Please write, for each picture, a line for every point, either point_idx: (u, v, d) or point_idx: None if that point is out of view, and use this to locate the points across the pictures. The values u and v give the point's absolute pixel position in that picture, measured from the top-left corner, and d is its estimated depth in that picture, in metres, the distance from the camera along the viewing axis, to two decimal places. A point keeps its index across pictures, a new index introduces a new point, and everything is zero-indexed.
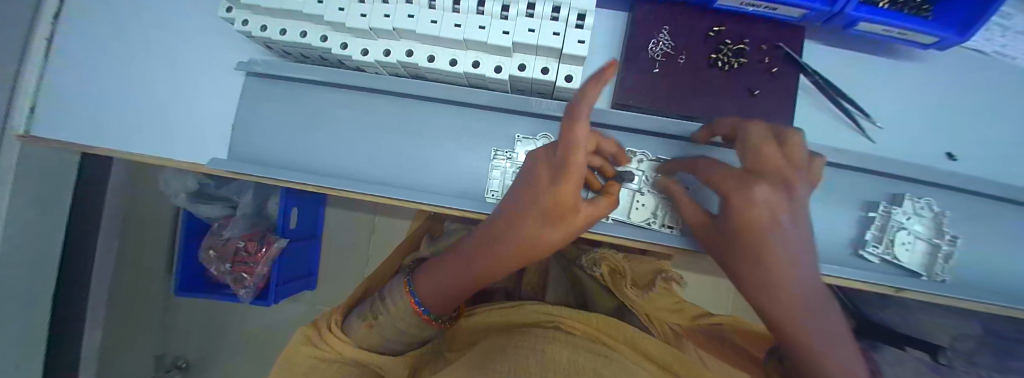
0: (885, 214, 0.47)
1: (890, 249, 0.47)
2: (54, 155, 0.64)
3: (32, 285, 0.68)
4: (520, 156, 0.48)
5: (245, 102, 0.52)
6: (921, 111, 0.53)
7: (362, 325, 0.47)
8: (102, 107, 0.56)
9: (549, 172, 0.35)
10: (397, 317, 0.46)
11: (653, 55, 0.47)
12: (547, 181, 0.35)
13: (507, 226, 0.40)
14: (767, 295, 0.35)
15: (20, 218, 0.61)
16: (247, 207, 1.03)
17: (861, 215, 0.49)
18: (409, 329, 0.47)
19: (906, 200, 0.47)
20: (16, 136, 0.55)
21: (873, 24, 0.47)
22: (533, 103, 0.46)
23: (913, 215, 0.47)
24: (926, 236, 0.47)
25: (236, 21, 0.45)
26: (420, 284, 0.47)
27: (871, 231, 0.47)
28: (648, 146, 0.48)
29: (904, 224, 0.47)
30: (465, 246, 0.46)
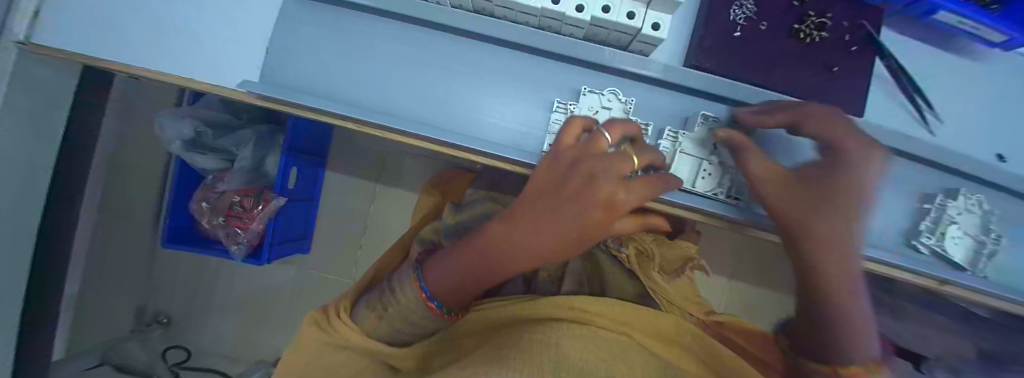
0: (940, 207, 0.47)
1: (941, 241, 0.47)
2: (51, 68, 0.59)
3: (19, 213, 0.63)
4: (584, 111, 0.45)
5: (285, 24, 0.47)
6: (981, 111, 0.53)
7: (372, 316, 0.42)
8: (106, 13, 0.49)
9: (582, 169, 0.34)
10: (407, 308, 0.42)
11: (735, 18, 0.44)
12: (580, 179, 0.34)
13: (536, 216, 0.35)
14: (815, 241, 0.35)
15: (11, 134, 0.56)
16: (246, 162, 0.96)
17: (914, 207, 0.48)
18: (422, 321, 0.43)
19: (961, 195, 0.47)
20: (17, 44, 0.50)
21: (952, 15, 0.46)
22: (606, 54, 0.43)
23: (964, 210, 0.47)
24: (974, 232, 0.47)
25: None
26: (429, 277, 0.42)
27: (925, 222, 0.47)
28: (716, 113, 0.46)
29: (955, 218, 0.47)
30: (481, 239, 0.40)
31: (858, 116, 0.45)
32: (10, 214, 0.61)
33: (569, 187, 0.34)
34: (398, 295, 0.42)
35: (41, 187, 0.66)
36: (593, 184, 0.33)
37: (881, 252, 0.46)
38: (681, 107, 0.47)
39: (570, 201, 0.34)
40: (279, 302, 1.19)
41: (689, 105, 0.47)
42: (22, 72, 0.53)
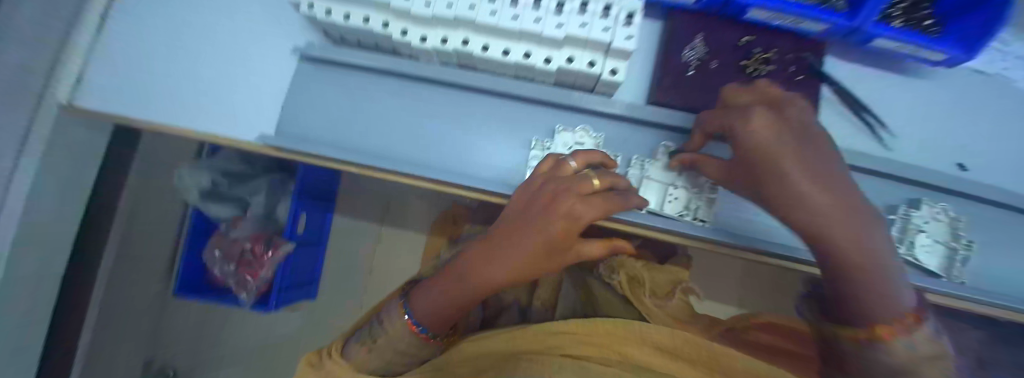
0: (905, 218, 0.50)
1: (912, 250, 0.49)
2: (88, 128, 0.67)
3: (44, 259, 0.69)
4: (556, 147, 0.50)
5: (297, 85, 0.54)
6: (933, 124, 0.57)
7: (362, 349, 0.45)
8: (144, 82, 0.58)
9: (548, 191, 0.38)
10: (395, 339, 0.45)
11: (687, 59, 0.50)
12: (546, 198, 0.38)
13: (509, 232, 0.40)
14: (810, 220, 0.31)
15: (46, 187, 0.62)
16: (258, 209, 1.04)
17: (882, 218, 0.51)
18: (409, 351, 0.47)
19: (924, 204, 0.49)
20: (57, 106, 0.58)
21: (889, 40, 0.51)
22: (575, 97, 0.49)
23: (931, 219, 0.49)
24: (945, 239, 0.49)
25: (300, 5, 0.48)
26: (414, 303, 0.44)
27: (891, 233, 0.50)
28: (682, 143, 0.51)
29: (922, 227, 0.49)
30: (461, 259, 0.43)
31: None
32: (36, 260, 0.67)
33: (537, 204, 0.39)
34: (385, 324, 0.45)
35: (67, 234, 0.73)
36: (556, 200, 0.37)
37: None
38: (651, 139, 0.51)
39: (539, 213, 0.38)
40: (290, 348, 1.20)
41: (655, 136, 0.51)
42: (63, 133, 0.62)
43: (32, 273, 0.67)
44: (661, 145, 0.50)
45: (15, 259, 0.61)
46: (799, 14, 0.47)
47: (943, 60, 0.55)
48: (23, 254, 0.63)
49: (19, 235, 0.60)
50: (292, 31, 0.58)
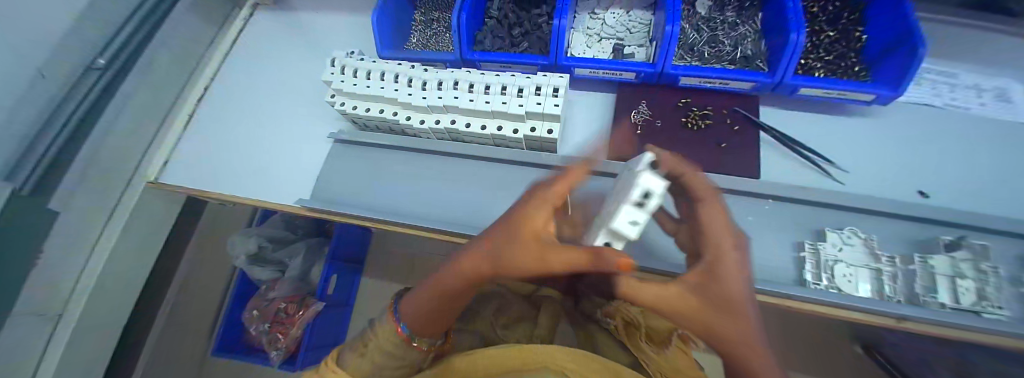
0: (816, 251, 0.52)
1: (833, 282, 0.51)
2: (162, 199, 0.86)
3: (115, 307, 0.84)
4: None
5: (328, 160, 0.70)
6: (886, 155, 0.61)
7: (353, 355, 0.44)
8: (211, 163, 0.78)
9: (521, 236, 0.35)
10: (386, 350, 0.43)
11: (634, 121, 0.61)
12: (523, 250, 0.34)
13: (487, 260, 0.38)
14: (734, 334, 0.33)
15: (124, 246, 0.79)
16: (295, 271, 1.16)
17: (795, 255, 0.53)
18: (396, 353, 0.44)
19: (828, 234, 0.52)
20: (147, 181, 0.80)
21: (812, 88, 0.58)
22: (544, 157, 0.60)
23: (844, 245, 0.52)
24: (867, 262, 0.52)
25: (335, 104, 0.65)
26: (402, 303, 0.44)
27: (809, 269, 0.51)
28: None
29: (838, 256, 0.51)
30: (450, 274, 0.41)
31: (755, 177, 0.56)
32: (108, 308, 0.82)
33: (511, 245, 0.35)
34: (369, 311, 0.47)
35: (136, 283, 0.89)
36: (535, 249, 0.34)
37: (825, 290, 0.49)
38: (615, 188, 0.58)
39: (514, 257, 0.35)
40: None
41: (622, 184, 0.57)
42: (144, 203, 0.81)
43: (104, 319, 0.81)
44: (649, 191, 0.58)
45: (92, 305, 0.76)
46: (721, 78, 0.57)
47: (874, 99, 0.58)
48: (99, 302, 0.78)
49: (97, 284, 0.75)
50: (329, 121, 0.77)
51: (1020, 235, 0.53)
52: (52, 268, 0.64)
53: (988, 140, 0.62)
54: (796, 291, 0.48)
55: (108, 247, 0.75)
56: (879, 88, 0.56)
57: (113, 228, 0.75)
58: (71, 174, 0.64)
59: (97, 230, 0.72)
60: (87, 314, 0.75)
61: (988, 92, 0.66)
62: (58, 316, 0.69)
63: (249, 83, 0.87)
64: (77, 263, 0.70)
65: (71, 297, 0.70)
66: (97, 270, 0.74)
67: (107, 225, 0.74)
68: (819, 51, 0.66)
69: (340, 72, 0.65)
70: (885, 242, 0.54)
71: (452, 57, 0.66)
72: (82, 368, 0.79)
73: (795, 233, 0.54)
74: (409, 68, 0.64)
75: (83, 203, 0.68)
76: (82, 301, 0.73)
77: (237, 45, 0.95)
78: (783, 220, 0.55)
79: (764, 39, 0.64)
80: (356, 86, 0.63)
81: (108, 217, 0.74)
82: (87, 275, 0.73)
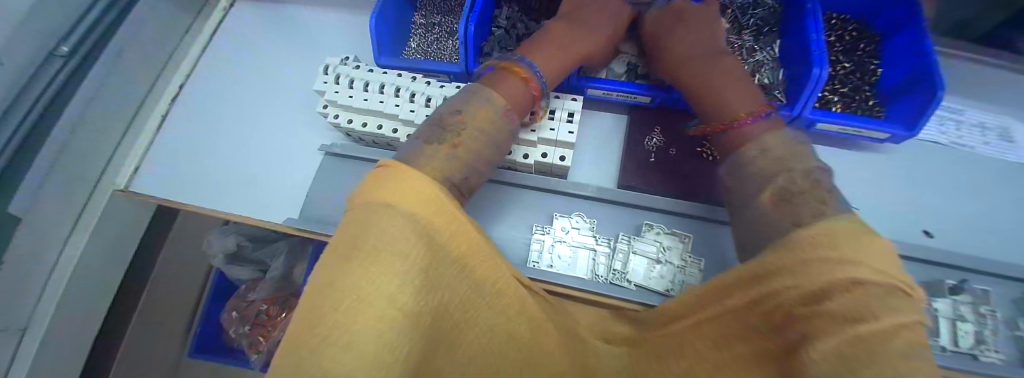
0: None
1: None
2: (131, 202, 0.79)
3: (86, 319, 0.77)
4: (554, 230, 0.55)
5: (319, 173, 0.65)
6: (894, 191, 0.61)
7: None
8: (188, 170, 0.71)
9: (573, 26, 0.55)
10: None
11: (648, 148, 0.59)
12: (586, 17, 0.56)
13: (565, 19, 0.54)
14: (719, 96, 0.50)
15: (94, 255, 0.73)
16: (276, 271, 1.07)
17: None
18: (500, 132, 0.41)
19: None
20: (114, 189, 0.72)
21: (828, 124, 0.57)
22: (553, 182, 0.57)
23: None
24: None
25: (329, 115, 0.60)
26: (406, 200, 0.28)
27: None
28: (664, 223, 0.54)
29: None
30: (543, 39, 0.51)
31: None
32: (80, 320, 0.75)
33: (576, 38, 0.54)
34: (479, 106, 0.39)
35: (106, 293, 0.82)
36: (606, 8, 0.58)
37: None
38: (631, 220, 0.55)
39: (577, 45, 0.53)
40: None
41: (637, 215, 0.55)
42: (112, 210, 0.74)
43: (73, 331, 0.75)
44: (654, 227, 0.53)
45: (61, 319, 0.70)
46: None
47: (888, 137, 0.57)
48: (67, 315, 0.72)
49: (67, 297, 0.69)
50: (320, 129, 0.71)
51: (1018, 279, 0.54)
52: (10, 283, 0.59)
53: (988, 179, 0.63)
54: None
55: (74, 257, 0.68)
56: (893, 127, 0.55)
57: (78, 238, 0.68)
58: (28, 182, 0.58)
59: (61, 237, 0.66)
60: (55, 329, 0.69)
61: (993, 130, 0.67)
62: (19, 332, 0.63)
63: (232, 81, 0.80)
64: (39, 276, 0.64)
65: (34, 314, 0.64)
66: (65, 283, 0.68)
67: (73, 234, 0.68)
68: (836, 82, 0.64)
69: (333, 81, 0.61)
70: None
71: (458, 69, 0.62)
72: None
73: None
74: (410, 80, 0.60)
75: (42, 212, 0.61)
76: (49, 317, 0.67)
77: (218, 35, 0.86)
78: None
79: (782, 68, 0.62)
80: (352, 98, 0.58)
81: (73, 225, 0.67)
82: (52, 289, 0.66)
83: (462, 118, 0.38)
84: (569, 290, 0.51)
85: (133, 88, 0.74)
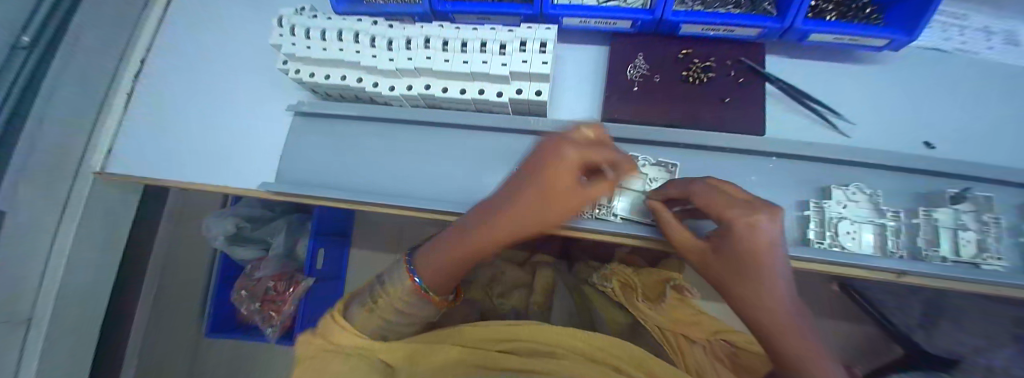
0: (820, 209, 0.50)
1: (836, 240, 0.49)
2: (118, 188, 0.78)
3: (87, 308, 0.78)
4: None
5: (292, 135, 0.62)
6: (896, 105, 0.58)
7: (362, 311, 0.45)
8: (162, 148, 0.69)
9: (523, 190, 0.35)
10: (396, 299, 0.43)
11: (631, 77, 0.55)
12: (549, 186, 0.33)
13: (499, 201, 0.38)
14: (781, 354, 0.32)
15: (85, 242, 0.73)
16: (280, 248, 1.10)
17: (797, 214, 0.52)
18: (409, 310, 0.45)
19: (834, 190, 0.50)
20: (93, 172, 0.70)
21: (823, 34, 0.52)
22: (532, 122, 0.54)
23: (847, 202, 0.50)
24: (870, 217, 0.50)
25: (290, 71, 0.56)
26: (420, 261, 0.44)
27: (813, 227, 0.50)
28: (648, 153, 0.53)
29: (842, 213, 0.49)
30: (473, 219, 0.40)
31: (759, 134, 0.52)
32: (81, 309, 0.76)
33: (528, 209, 0.35)
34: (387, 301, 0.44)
35: (105, 281, 0.82)
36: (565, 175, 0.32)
37: (829, 249, 0.48)
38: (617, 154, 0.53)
39: (525, 219, 0.36)
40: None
41: (623, 148, 0.53)
42: (97, 196, 0.73)
43: (78, 319, 0.76)
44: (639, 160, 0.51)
45: (61, 308, 0.70)
46: (726, 23, 0.51)
47: (886, 45, 0.53)
48: (69, 303, 0.72)
49: (65, 284, 0.70)
50: (288, 91, 0.67)
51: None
52: (9, 271, 0.59)
53: (996, 85, 0.59)
54: (797, 251, 0.46)
55: (68, 244, 0.69)
56: (894, 32, 0.51)
57: (68, 226, 0.68)
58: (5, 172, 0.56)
59: (52, 226, 0.65)
60: (58, 318, 0.70)
61: (999, 34, 0.63)
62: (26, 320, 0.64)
63: (195, 50, 0.75)
64: (36, 264, 0.64)
65: (38, 300, 0.65)
66: (62, 271, 0.68)
67: (62, 221, 0.67)
68: None
69: (289, 34, 0.56)
70: (889, 197, 0.53)
71: (421, 9, 0.57)
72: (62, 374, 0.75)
73: (797, 193, 0.52)
74: (371, 24, 0.55)
75: (27, 201, 0.60)
76: (52, 304, 0.68)
77: (174, 2, 0.79)
78: (787, 179, 0.52)
79: None
80: (310, 49, 0.54)
81: (61, 212, 0.66)
82: (50, 276, 0.67)
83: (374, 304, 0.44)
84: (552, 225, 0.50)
85: (100, 67, 0.69)
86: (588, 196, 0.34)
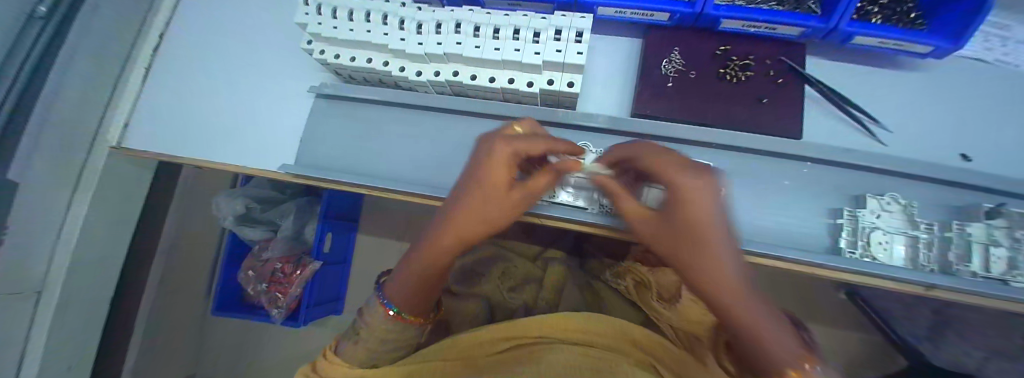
0: (853, 218, 0.49)
1: (869, 250, 0.48)
2: (132, 163, 0.77)
3: (99, 281, 0.79)
4: None
5: (312, 118, 0.61)
6: (935, 114, 0.56)
7: (350, 344, 0.49)
8: (179, 125, 0.68)
9: (475, 188, 0.40)
10: (376, 329, 0.48)
11: (666, 72, 0.54)
12: (490, 178, 0.39)
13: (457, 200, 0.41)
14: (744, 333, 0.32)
15: (98, 216, 0.73)
16: (287, 231, 1.09)
17: (829, 222, 0.51)
18: (389, 335, 0.48)
19: (869, 200, 0.49)
20: (110, 147, 0.70)
21: (868, 37, 0.50)
22: (561, 114, 0.52)
23: (882, 212, 0.49)
24: (903, 229, 0.49)
25: (314, 51, 0.55)
26: (388, 287, 0.47)
27: (845, 237, 0.49)
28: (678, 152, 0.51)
29: (876, 223, 0.48)
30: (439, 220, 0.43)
31: (797, 138, 0.50)
32: (92, 282, 0.77)
33: (484, 202, 0.40)
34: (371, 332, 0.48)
35: (116, 257, 0.82)
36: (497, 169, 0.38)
37: (861, 259, 0.47)
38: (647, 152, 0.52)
39: (488, 213, 0.41)
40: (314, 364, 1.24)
41: (653, 146, 0.52)
42: (111, 171, 0.72)
43: (90, 293, 0.77)
44: None
45: (71, 282, 0.71)
46: (769, 20, 0.49)
47: (929, 51, 0.51)
48: (81, 277, 0.73)
49: (76, 258, 0.70)
50: (309, 72, 0.66)
51: None
52: (21, 243, 0.59)
53: None
54: (823, 259, 0.45)
55: (81, 217, 0.69)
56: (939, 39, 0.49)
57: (82, 200, 0.68)
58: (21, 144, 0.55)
59: (64, 199, 0.65)
60: (69, 291, 0.71)
61: None
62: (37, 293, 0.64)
63: (216, 25, 0.73)
64: (48, 237, 0.64)
65: (49, 273, 0.66)
66: (72, 244, 0.68)
67: (76, 194, 0.67)
68: None
69: (315, 13, 0.54)
70: (922, 209, 0.51)
71: None
72: (74, 345, 0.76)
73: (830, 201, 0.51)
74: (399, 5, 0.54)
75: (42, 173, 0.60)
76: (62, 277, 0.68)
77: None
78: (819, 185, 0.51)
79: None
80: (336, 29, 0.52)
81: (75, 186, 0.66)
82: (62, 249, 0.67)
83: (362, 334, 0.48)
84: (577, 222, 0.50)
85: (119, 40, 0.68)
86: (534, 187, 0.41)
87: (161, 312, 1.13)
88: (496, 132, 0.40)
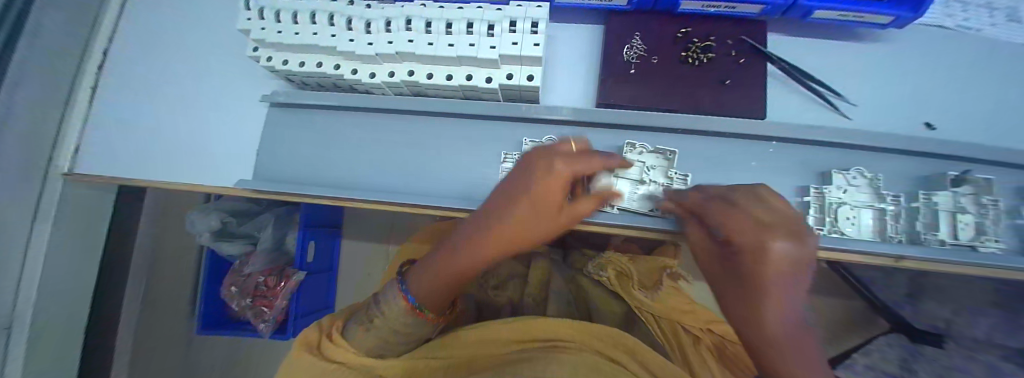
0: (820, 195, 0.49)
1: (837, 226, 0.48)
2: (93, 186, 0.73)
3: (70, 314, 0.75)
4: None
5: (268, 128, 0.58)
6: (897, 85, 0.56)
7: (359, 329, 0.47)
8: (132, 145, 0.64)
9: (521, 206, 0.38)
10: (392, 319, 0.46)
11: (628, 58, 0.52)
12: (538, 197, 0.37)
13: (498, 217, 0.40)
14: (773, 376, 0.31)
15: (61, 246, 0.69)
16: (268, 243, 1.06)
17: (797, 200, 0.51)
18: (405, 330, 0.46)
19: (834, 176, 0.49)
20: (62, 175, 0.65)
21: (828, 11, 0.50)
22: (524, 109, 0.50)
23: (847, 187, 0.49)
24: (870, 202, 0.49)
25: (261, 58, 0.52)
26: (413, 280, 0.47)
27: (812, 215, 0.49)
28: (645, 139, 0.51)
29: (842, 199, 0.48)
30: (477, 236, 0.42)
31: (761, 118, 0.50)
32: (63, 315, 0.73)
33: (526, 223, 0.40)
34: (384, 320, 0.46)
35: (86, 286, 0.78)
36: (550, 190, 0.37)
37: (830, 235, 0.47)
38: (614, 141, 0.51)
39: (525, 234, 0.41)
40: None
41: (620, 136, 0.51)
42: (69, 197, 0.68)
43: (61, 327, 0.73)
44: (637, 146, 0.49)
45: (39, 317, 0.67)
46: None
47: (890, 22, 0.51)
48: (49, 311, 0.69)
49: (43, 291, 0.67)
50: (262, 79, 0.63)
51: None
52: None
53: (999, 64, 0.57)
54: None
55: (43, 249, 0.65)
56: (899, 9, 0.49)
57: (41, 229, 0.64)
58: None
59: (22, 232, 0.61)
60: (38, 327, 0.67)
61: None
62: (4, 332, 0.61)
63: (164, 33, 0.68)
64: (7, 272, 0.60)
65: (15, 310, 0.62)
66: (38, 277, 0.65)
67: (35, 225, 0.63)
68: None
69: (258, 17, 0.51)
70: (888, 181, 0.52)
71: None
72: None
73: (797, 179, 0.51)
74: (347, 4, 0.51)
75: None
76: (30, 313, 0.64)
77: None
78: (787, 163, 0.51)
79: None
80: (281, 34, 0.49)
81: (33, 216, 0.62)
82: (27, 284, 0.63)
83: (372, 324, 0.46)
84: None
85: (66, 57, 0.63)
86: (578, 210, 0.40)
87: (143, 334, 1.08)
88: (550, 149, 0.38)
